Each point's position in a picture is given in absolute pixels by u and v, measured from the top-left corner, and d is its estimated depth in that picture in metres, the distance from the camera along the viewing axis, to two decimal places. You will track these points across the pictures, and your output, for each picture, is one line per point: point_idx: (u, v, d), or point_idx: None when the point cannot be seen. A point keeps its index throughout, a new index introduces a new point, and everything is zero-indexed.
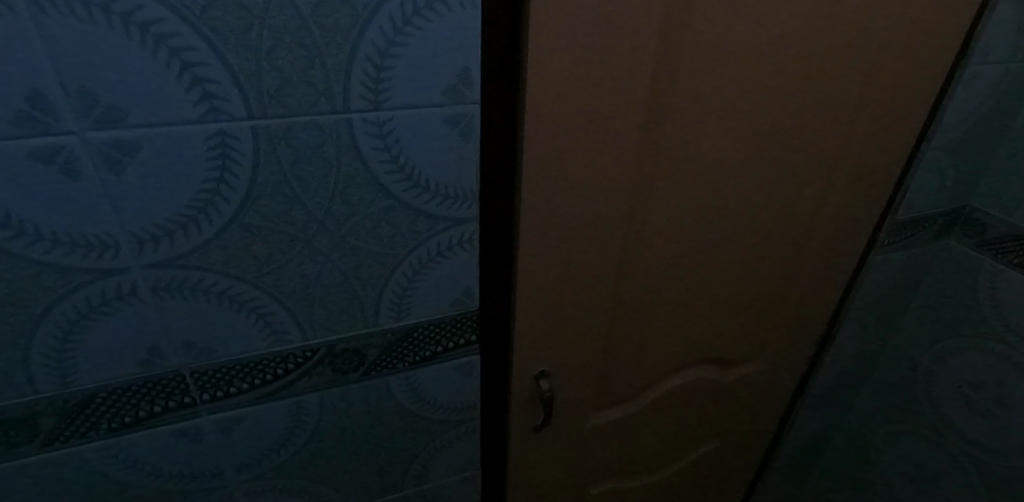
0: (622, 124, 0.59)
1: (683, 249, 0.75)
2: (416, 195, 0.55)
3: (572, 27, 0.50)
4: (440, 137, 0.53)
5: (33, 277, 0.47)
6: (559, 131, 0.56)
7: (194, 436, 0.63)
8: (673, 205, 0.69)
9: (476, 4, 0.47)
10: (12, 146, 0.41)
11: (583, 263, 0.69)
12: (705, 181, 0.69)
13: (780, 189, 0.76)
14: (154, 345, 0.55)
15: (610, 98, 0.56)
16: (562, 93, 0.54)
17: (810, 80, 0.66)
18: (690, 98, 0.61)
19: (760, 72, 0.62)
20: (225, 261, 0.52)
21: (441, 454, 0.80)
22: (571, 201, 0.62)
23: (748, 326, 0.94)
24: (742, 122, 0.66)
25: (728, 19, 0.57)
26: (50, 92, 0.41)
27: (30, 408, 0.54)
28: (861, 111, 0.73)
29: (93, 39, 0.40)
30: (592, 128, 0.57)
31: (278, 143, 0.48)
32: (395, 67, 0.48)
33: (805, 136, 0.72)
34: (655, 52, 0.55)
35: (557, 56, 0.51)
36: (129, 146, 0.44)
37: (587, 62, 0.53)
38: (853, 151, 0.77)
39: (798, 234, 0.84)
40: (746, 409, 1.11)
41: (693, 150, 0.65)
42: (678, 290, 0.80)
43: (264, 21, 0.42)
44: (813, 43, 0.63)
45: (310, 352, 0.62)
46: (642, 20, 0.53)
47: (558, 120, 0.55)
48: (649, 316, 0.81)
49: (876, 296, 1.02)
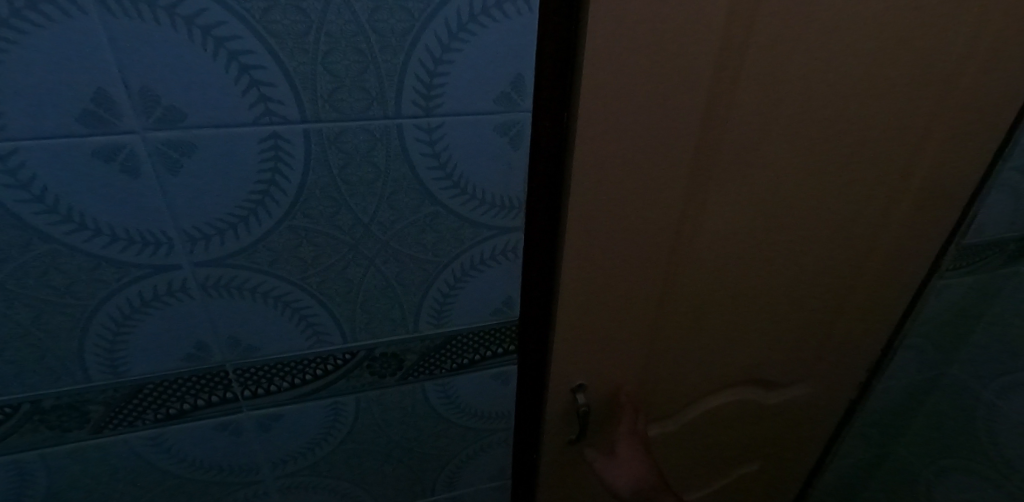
0: (676, 137, 0.57)
1: (733, 266, 0.72)
2: (462, 203, 0.55)
3: (631, 37, 0.49)
4: (489, 145, 0.52)
5: (91, 270, 0.49)
6: (610, 142, 0.54)
7: (234, 431, 0.64)
8: (725, 220, 0.67)
9: (534, 10, 0.46)
10: (77, 143, 0.43)
11: (628, 277, 0.67)
12: (761, 196, 0.66)
13: (839, 206, 0.72)
14: (200, 341, 0.56)
15: (666, 109, 0.54)
16: (617, 104, 0.52)
17: (879, 94, 0.62)
18: (750, 110, 0.58)
19: (826, 85, 0.59)
20: (272, 262, 0.53)
21: (472, 461, 0.79)
22: (618, 214, 0.60)
23: (796, 347, 0.90)
24: (804, 136, 0.63)
25: (795, 29, 0.54)
26: (114, 92, 0.41)
27: (82, 396, 0.56)
28: (933, 128, 0.68)
29: (158, 41, 0.40)
30: (644, 140, 0.56)
31: (329, 147, 0.48)
32: (448, 74, 0.47)
33: (871, 152, 0.68)
34: (716, 62, 0.53)
35: (612, 66, 0.50)
36: (187, 146, 0.45)
37: (644, 72, 0.51)
38: (920, 170, 0.72)
39: (855, 254, 0.80)
40: (788, 433, 1.06)
41: (748, 163, 0.62)
42: (725, 307, 0.77)
43: (322, 25, 0.42)
44: (886, 55, 0.59)
45: (349, 355, 0.62)
46: (705, 30, 0.50)
47: (610, 131, 0.54)
48: (692, 332, 0.78)
49: (936, 323, 0.96)
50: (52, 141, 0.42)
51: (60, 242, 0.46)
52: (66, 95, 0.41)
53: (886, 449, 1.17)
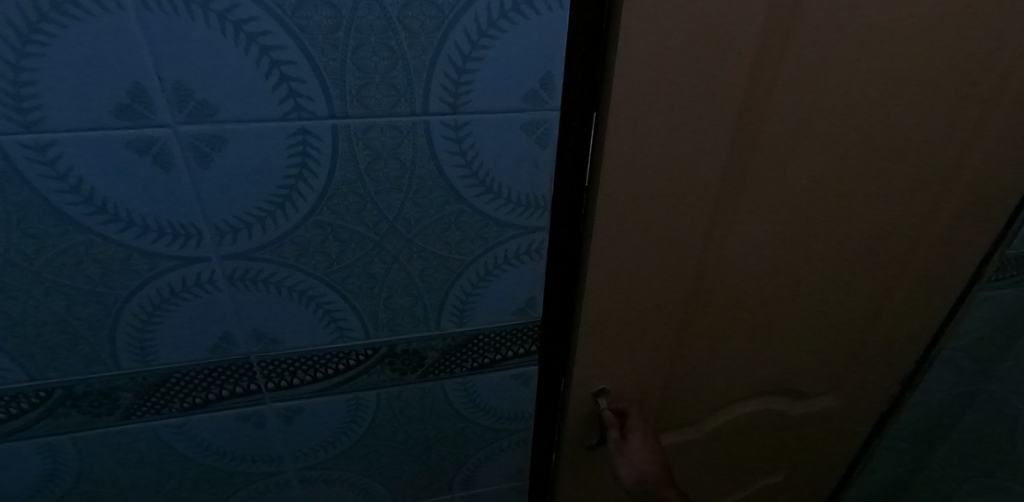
0: (709, 139, 0.55)
1: (763, 273, 0.71)
2: (487, 201, 0.54)
3: (668, 37, 0.47)
4: (517, 143, 0.51)
5: (123, 260, 0.50)
6: (642, 145, 0.53)
7: (257, 422, 0.65)
8: (756, 226, 0.65)
9: (566, 6, 0.45)
10: (113, 135, 0.43)
11: (655, 282, 0.66)
12: (795, 200, 0.64)
13: (877, 212, 0.69)
14: (226, 332, 0.57)
15: (698, 111, 0.53)
16: (647, 106, 0.51)
17: (924, 96, 0.60)
18: (787, 111, 0.56)
19: (867, 86, 0.57)
20: (298, 256, 0.53)
21: (491, 460, 0.79)
22: (646, 219, 0.59)
23: (826, 357, 0.87)
24: (843, 139, 0.60)
25: (836, 30, 0.52)
26: (148, 85, 0.42)
27: (112, 383, 0.57)
28: (980, 133, 0.65)
29: (192, 36, 0.41)
30: (676, 142, 0.54)
31: (356, 144, 0.48)
32: (477, 71, 0.47)
33: (912, 157, 0.65)
34: (754, 62, 0.51)
35: (646, 67, 0.48)
36: (217, 139, 0.45)
37: (678, 73, 0.50)
38: (964, 177, 0.69)
39: (892, 262, 0.77)
40: (815, 445, 1.04)
41: (783, 169, 0.61)
42: (753, 315, 0.75)
43: (352, 21, 0.42)
44: (932, 57, 0.57)
45: (371, 350, 0.62)
46: (741, 30, 0.49)
47: (642, 134, 0.53)
48: (720, 337, 0.77)
49: (975, 336, 0.92)
50: (89, 133, 0.43)
51: (94, 232, 0.47)
52: (103, 88, 0.41)
53: (917, 465, 1.13)
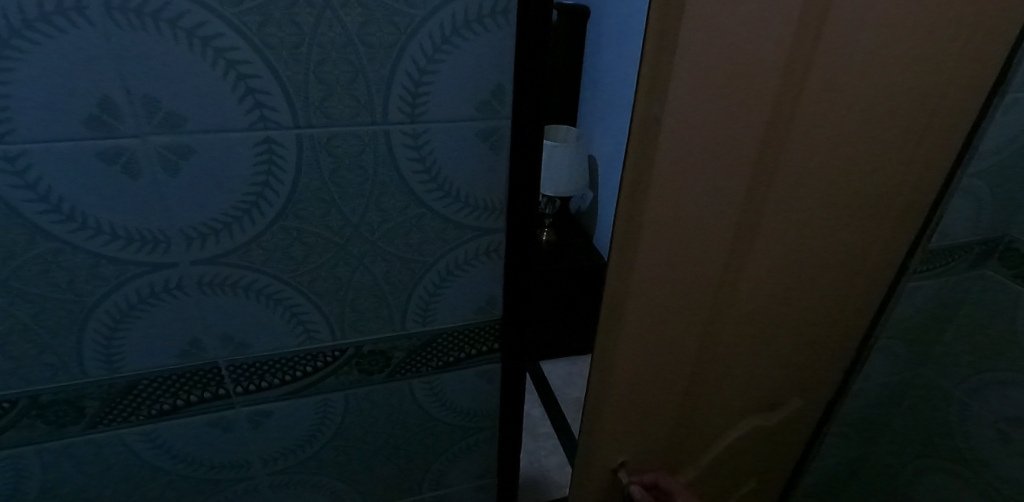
0: (738, 157, 0.55)
1: (771, 291, 0.72)
2: (446, 204, 0.58)
3: (715, 56, 0.47)
4: (472, 150, 0.55)
5: (91, 267, 0.51)
6: (680, 168, 0.53)
7: (226, 427, 0.66)
8: (771, 241, 0.65)
9: (513, 24, 0.50)
10: (83, 146, 0.45)
11: (679, 305, 0.65)
12: (805, 212, 0.65)
13: (865, 221, 0.72)
14: (194, 338, 0.58)
15: (733, 129, 0.53)
16: (687, 126, 0.50)
17: (907, 108, 0.62)
18: (804, 125, 0.57)
19: (865, 97, 0.58)
20: (265, 260, 0.55)
21: (459, 459, 0.81)
22: (672, 249, 0.59)
23: (809, 363, 0.90)
24: (845, 149, 0.62)
25: (836, 41, 0.53)
26: (118, 98, 0.44)
27: (80, 391, 0.58)
28: (936, 140, 0.69)
29: (162, 52, 0.43)
30: (706, 160, 0.53)
31: (319, 152, 0.51)
32: (432, 84, 0.50)
33: (894, 169, 0.68)
34: (781, 78, 0.52)
35: (693, 88, 0.48)
36: (185, 149, 0.48)
37: (720, 93, 0.49)
38: (919, 182, 0.73)
39: (871, 266, 0.80)
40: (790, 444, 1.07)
41: (798, 182, 0.61)
42: (761, 328, 0.76)
43: (314, 37, 0.46)
44: (915, 71, 0.59)
45: (339, 352, 0.64)
46: (761, 59, 0.49)
47: (682, 157, 0.52)
48: (735, 353, 0.77)
49: (904, 325, 1.00)
50: (60, 144, 0.45)
51: (63, 240, 0.49)
52: (74, 101, 0.43)
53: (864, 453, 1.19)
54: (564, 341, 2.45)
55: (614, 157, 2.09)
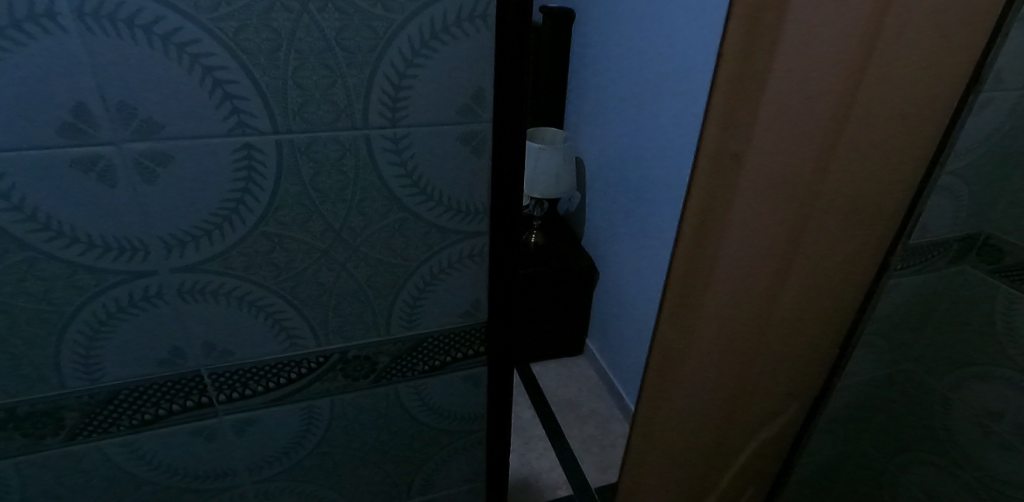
0: (795, 156, 0.57)
1: (833, 301, 0.72)
2: (429, 208, 0.57)
3: (771, 51, 0.51)
4: (454, 153, 0.55)
5: (68, 277, 0.50)
6: (740, 156, 0.57)
7: (209, 436, 0.65)
8: (827, 244, 0.65)
9: (492, 28, 0.50)
10: (57, 154, 0.45)
11: (733, 295, 0.68)
12: (869, 215, 0.64)
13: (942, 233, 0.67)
14: (175, 346, 0.58)
15: (791, 127, 0.55)
16: (737, 118, 0.55)
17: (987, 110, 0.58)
18: (867, 128, 0.56)
19: (934, 96, 0.56)
20: (245, 267, 0.55)
21: (448, 463, 0.81)
22: (726, 245, 0.63)
23: None
24: (910, 152, 0.60)
25: (902, 42, 0.51)
26: (92, 105, 0.44)
27: (58, 402, 0.57)
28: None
29: (137, 58, 0.43)
30: (766, 152, 0.56)
31: (299, 157, 0.51)
32: (412, 88, 0.50)
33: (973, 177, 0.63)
34: (846, 77, 0.52)
35: (753, 84, 0.52)
36: (162, 156, 0.47)
37: (778, 88, 0.52)
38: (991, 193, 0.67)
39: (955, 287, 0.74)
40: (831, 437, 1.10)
41: (857, 186, 0.61)
42: (820, 333, 0.75)
43: (292, 42, 0.45)
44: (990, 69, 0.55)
45: (323, 358, 0.64)
46: (824, 81, 0.52)
47: (738, 147, 0.57)
48: (787, 356, 0.77)
49: (886, 323, 1.00)
50: (33, 152, 0.44)
51: (38, 250, 0.48)
52: (47, 109, 0.43)
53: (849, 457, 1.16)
54: (554, 343, 2.46)
55: (601, 159, 2.10)
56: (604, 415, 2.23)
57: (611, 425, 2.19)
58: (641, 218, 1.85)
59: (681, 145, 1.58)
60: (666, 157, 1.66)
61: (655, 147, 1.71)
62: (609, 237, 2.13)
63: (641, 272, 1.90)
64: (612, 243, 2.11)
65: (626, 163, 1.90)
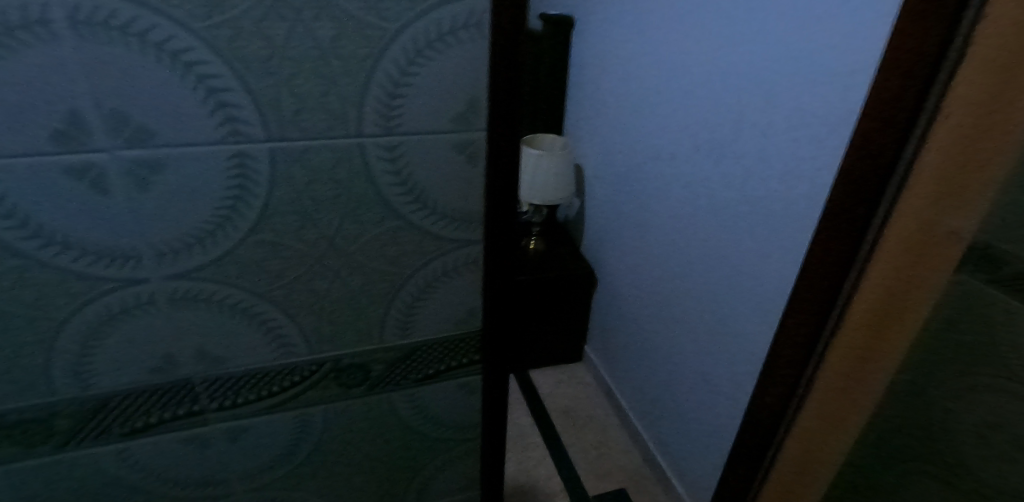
0: (918, 181, 0.76)
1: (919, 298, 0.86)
2: (423, 216, 0.57)
3: (982, 100, 0.69)
4: (448, 162, 0.55)
5: (58, 284, 0.50)
6: (929, 195, 0.76)
7: (202, 444, 0.65)
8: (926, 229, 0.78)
9: (485, 37, 0.50)
10: (50, 161, 0.45)
11: (862, 295, 0.86)
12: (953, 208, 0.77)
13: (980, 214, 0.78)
14: (167, 354, 0.57)
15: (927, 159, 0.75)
16: (919, 172, 0.76)
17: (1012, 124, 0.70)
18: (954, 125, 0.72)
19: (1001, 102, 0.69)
20: (239, 274, 0.55)
21: (443, 472, 0.81)
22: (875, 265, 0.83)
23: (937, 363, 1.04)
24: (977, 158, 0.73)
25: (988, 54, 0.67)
26: (85, 112, 0.44)
27: (48, 410, 0.56)
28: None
29: (131, 66, 0.43)
30: (919, 188, 0.76)
31: (293, 165, 0.51)
32: (406, 96, 0.50)
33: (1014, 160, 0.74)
34: (969, 112, 0.70)
35: (944, 130, 0.73)
36: (155, 163, 0.47)
37: (949, 135, 0.72)
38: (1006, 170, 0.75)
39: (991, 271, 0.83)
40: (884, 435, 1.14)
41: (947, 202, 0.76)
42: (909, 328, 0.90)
43: (286, 50, 0.45)
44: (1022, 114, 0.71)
45: (316, 366, 0.63)
46: (953, 116, 0.71)
47: (918, 183, 0.76)
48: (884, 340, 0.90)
49: None
50: (24, 159, 0.44)
51: (30, 256, 0.48)
52: (39, 116, 0.43)
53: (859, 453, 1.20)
54: (552, 349, 2.45)
55: (600, 165, 2.10)
56: (601, 422, 2.23)
57: (609, 431, 2.18)
58: (640, 224, 1.86)
59: (680, 153, 1.58)
60: (665, 165, 1.67)
61: (654, 155, 1.72)
62: (608, 244, 2.13)
63: (640, 279, 1.90)
64: (611, 249, 2.11)
65: (626, 170, 1.90)
